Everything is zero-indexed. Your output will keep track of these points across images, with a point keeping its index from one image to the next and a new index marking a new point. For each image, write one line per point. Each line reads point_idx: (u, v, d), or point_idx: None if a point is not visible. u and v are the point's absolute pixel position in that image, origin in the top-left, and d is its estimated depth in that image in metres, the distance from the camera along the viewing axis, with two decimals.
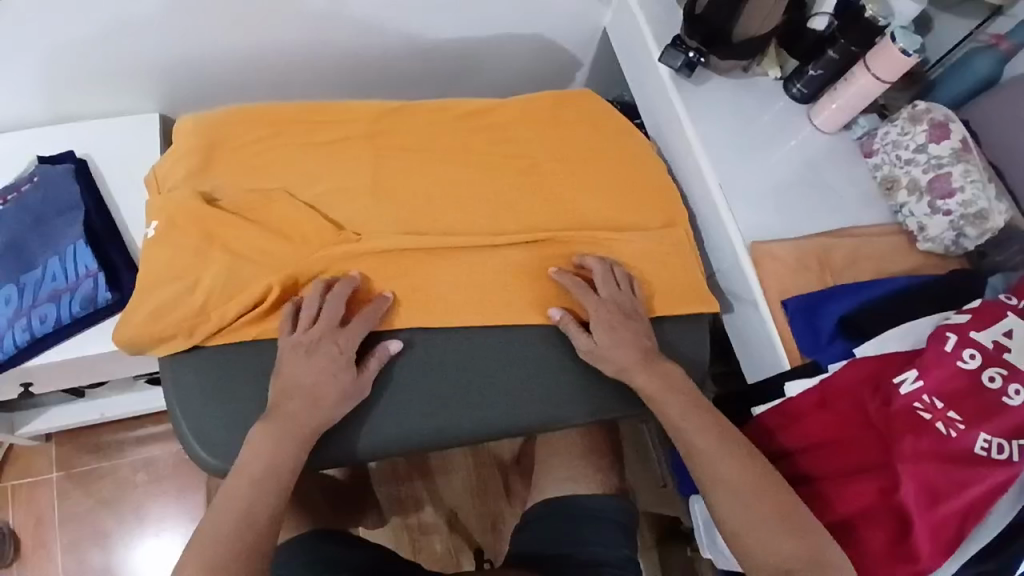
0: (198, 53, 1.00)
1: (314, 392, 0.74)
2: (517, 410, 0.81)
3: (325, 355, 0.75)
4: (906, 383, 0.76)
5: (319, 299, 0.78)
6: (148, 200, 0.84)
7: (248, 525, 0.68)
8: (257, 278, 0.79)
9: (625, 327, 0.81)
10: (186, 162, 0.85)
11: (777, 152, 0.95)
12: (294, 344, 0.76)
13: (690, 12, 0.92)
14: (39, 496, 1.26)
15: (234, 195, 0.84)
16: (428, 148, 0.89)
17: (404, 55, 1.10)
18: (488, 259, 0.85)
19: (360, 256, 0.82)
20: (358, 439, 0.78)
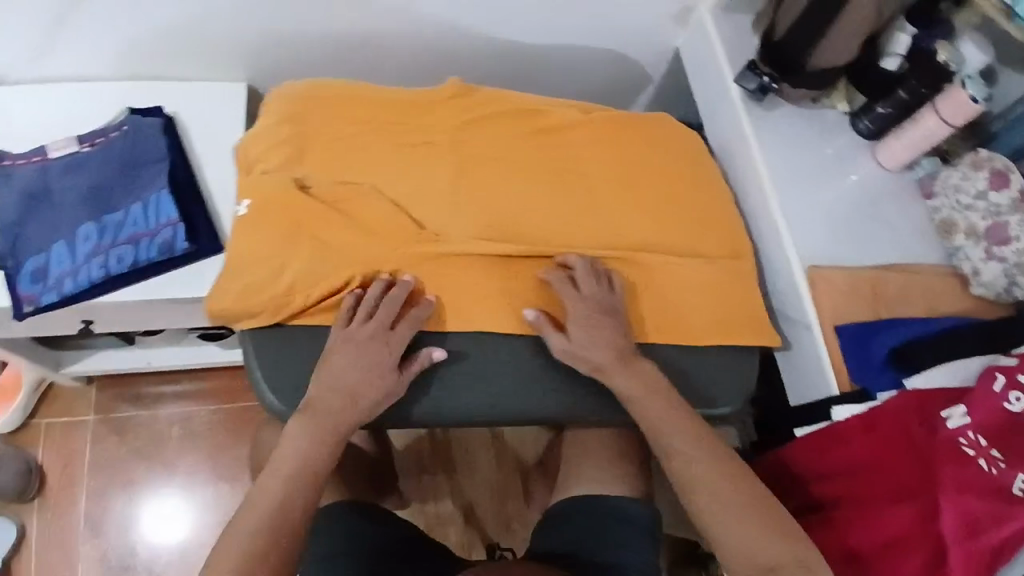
0: (288, 29, 1.04)
1: (350, 389, 0.77)
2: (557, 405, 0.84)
3: (372, 355, 0.78)
4: (953, 418, 0.79)
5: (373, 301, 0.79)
6: (239, 180, 0.85)
7: (277, 518, 0.73)
8: (336, 244, 0.82)
9: (597, 328, 0.82)
10: (278, 137, 0.85)
11: (837, 183, 0.97)
12: (343, 342, 0.78)
13: (768, 37, 0.95)
14: (73, 438, 1.29)
15: (326, 178, 0.85)
16: (502, 140, 0.92)
17: (480, 54, 1.14)
18: (556, 263, 0.87)
19: (436, 252, 0.84)
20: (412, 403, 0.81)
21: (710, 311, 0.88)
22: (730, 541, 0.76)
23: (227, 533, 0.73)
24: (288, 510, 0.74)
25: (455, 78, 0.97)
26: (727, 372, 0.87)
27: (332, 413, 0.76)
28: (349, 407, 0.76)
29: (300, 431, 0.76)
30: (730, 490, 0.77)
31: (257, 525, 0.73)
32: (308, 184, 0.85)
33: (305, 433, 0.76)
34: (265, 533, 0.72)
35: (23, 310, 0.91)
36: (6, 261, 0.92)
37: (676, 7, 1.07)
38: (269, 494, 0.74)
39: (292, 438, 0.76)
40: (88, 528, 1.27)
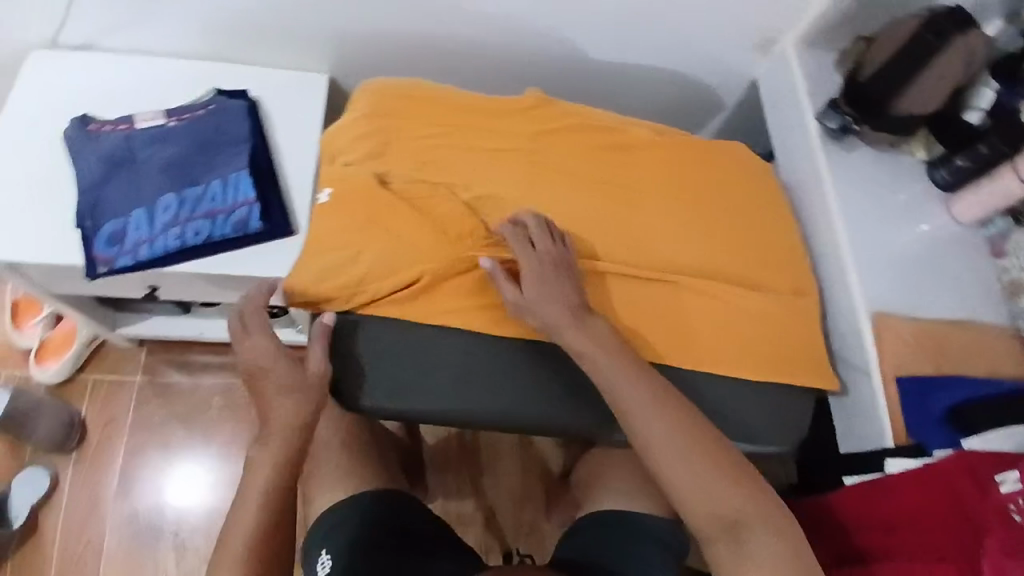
0: (377, 25, 1.06)
1: (292, 408, 0.77)
2: (551, 419, 0.83)
3: (306, 379, 0.78)
4: (1005, 483, 0.75)
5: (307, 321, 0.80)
6: (321, 169, 0.88)
7: (260, 528, 0.73)
8: (415, 243, 0.84)
9: (551, 291, 0.80)
10: (364, 131, 0.88)
11: (907, 231, 0.96)
12: (266, 364, 0.79)
13: (853, 78, 0.95)
14: (117, 397, 1.33)
15: (405, 175, 0.87)
16: (579, 154, 0.93)
17: (558, 67, 1.15)
18: (620, 281, 0.88)
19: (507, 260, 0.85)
20: (475, 401, 0.82)
21: (769, 346, 0.88)
22: (693, 500, 0.73)
23: (219, 549, 0.73)
24: (275, 515, 0.74)
25: (537, 89, 0.99)
26: (782, 409, 0.86)
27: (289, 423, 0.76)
28: (300, 411, 0.77)
29: (265, 448, 0.76)
30: (683, 446, 0.74)
31: (243, 539, 0.73)
32: (389, 178, 0.87)
33: (268, 448, 0.76)
34: (258, 539, 0.73)
35: (96, 269, 0.92)
36: (85, 220, 0.94)
37: (758, 38, 1.07)
38: (247, 510, 0.74)
39: (259, 457, 0.76)
40: (120, 485, 1.30)
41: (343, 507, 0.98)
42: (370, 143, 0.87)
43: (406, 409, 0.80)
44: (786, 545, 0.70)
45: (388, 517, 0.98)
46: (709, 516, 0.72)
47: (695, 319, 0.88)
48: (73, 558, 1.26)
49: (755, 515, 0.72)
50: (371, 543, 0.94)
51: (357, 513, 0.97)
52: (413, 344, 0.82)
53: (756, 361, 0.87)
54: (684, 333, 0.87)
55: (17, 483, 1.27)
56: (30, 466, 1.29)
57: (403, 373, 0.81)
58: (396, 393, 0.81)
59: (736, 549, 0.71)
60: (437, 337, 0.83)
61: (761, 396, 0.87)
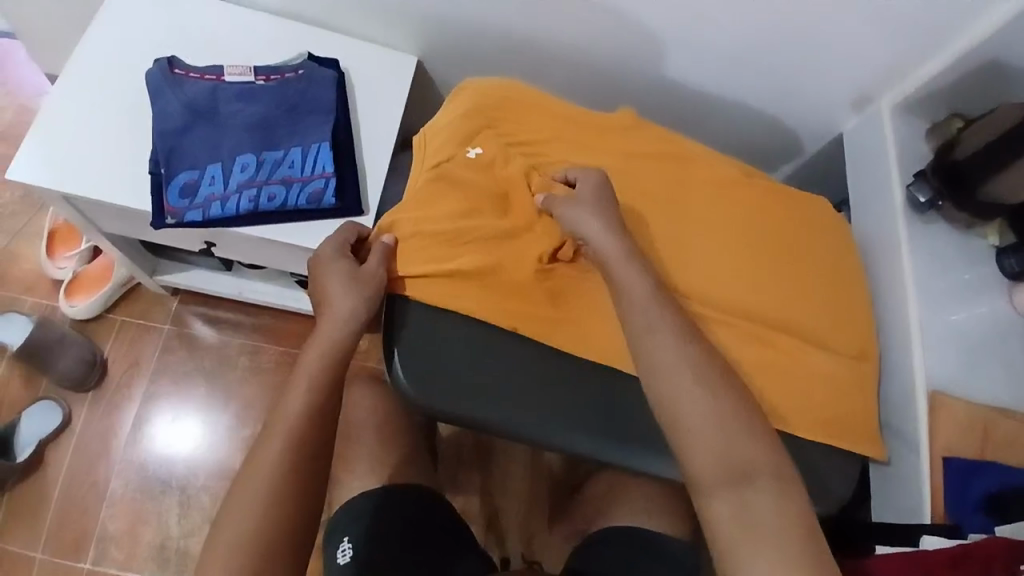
0: (482, 18, 1.05)
1: (337, 310, 0.78)
2: (599, 448, 0.83)
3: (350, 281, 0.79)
4: None
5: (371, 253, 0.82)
6: (416, 169, 0.88)
7: (293, 450, 0.73)
8: (513, 258, 0.85)
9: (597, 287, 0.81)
10: (462, 133, 0.88)
11: (975, 310, 0.96)
12: (324, 264, 0.82)
13: (946, 156, 0.97)
14: (143, 341, 1.32)
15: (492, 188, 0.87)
16: (673, 187, 0.93)
17: (652, 89, 1.15)
18: (704, 319, 0.88)
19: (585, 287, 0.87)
20: (515, 415, 0.81)
21: (831, 406, 0.88)
22: (703, 446, 0.70)
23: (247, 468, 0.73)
24: (305, 438, 0.73)
25: (632, 110, 0.99)
26: (832, 469, 0.87)
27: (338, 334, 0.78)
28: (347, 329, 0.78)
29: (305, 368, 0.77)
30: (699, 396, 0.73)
31: (272, 457, 0.72)
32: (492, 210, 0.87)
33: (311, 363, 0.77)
34: (286, 459, 0.72)
35: (164, 220, 0.91)
36: (159, 167, 0.92)
37: (853, 95, 1.07)
38: (269, 451, 0.72)
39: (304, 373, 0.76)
40: (132, 430, 1.28)
41: (371, 495, 0.94)
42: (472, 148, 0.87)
43: (463, 412, 0.80)
44: (788, 502, 0.67)
45: (416, 511, 0.94)
46: (717, 465, 0.69)
47: (765, 370, 0.87)
48: (75, 496, 1.24)
49: (765, 469, 0.69)
50: (393, 535, 0.90)
51: (381, 503, 0.93)
52: (480, 346, 0.83)
53: (820, 416, 0.88)
54: (754, 382, 0.87)
55: (31, 412, 1.26)
56: (43, 399, 1.27)
57: (466, 374, 0.82)
58: (457, 392, 0.81)
59: (738, 502, 0.67)
60: (505, 344, 0.83)
61: (814, 456, 0.87)
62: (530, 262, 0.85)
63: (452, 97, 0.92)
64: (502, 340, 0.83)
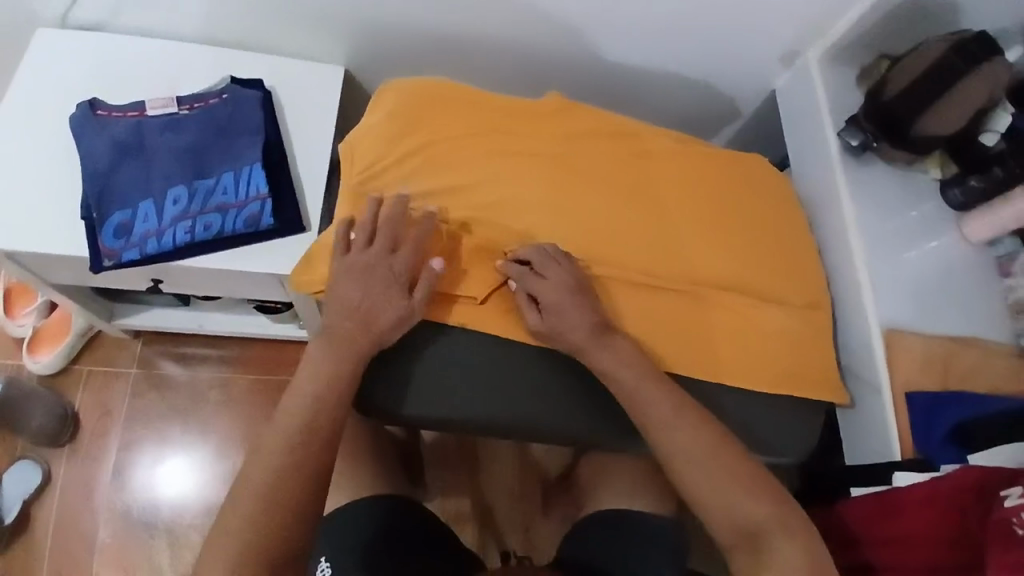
0: (400, 21, 1.05)
1: (360, 331, 0.77)
2: (579, 430, 0.85)
3: (380, 276, 0.79)
4: (1009, 497, 0.74)
5: (369, 218, 0.80)
6: (345, 177, 0.87)
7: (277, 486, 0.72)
8: (459, 264, 0.84)
9: (574, 303, 0.81)
10: (389, 137, 0.87)
11: (925, 248, 0.97)
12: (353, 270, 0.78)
13: (876, 97, 0.96)
14: (112, 389, 1.30)
15: (422, 186, 0.85)
16: (609, 163, 0.92)
17: (582, 69, 1.14)
18: (644, 291, 0.87)
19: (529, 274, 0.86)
20: (464, 408, 0.82)
21: (780, 358, 0.89)
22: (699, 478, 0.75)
23: (224, 524, 0.70)
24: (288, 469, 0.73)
25: (560, 92, 0.98)
26: (795, 422, 0.88)
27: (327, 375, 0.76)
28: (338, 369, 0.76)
29: (286, 416, 0.74)
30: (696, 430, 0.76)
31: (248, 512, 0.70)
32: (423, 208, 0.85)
33: (296, 411, 0.74)
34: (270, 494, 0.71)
35: (102, 262, 0.90)
36: (92, 211, 0.91)
37: (781, 50, 1.07)
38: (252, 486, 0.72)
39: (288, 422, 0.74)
40: (115, 477, 1.27)
41: (347, 509, 0.93)
42: (400, 149, 0.86)
43: (440, 418, 0.81)
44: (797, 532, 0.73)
45: (393, 521, 0.93)
46: (734, 527, 0.73)
47: (718, 333, 0.88)
48: (64, 552, 1.23)
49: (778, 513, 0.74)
50: (373, 546, 0.89)
51: (355, 517, 0.92)
52: (447, 353, 0.83)
53: (771, 369, 0.88)
54: (711, 347, 0.87)
55: (10, 474, 1.24)
56: (22, 459, 1.26)
57: (439, 381, 0.82)
58: (433, 401, 0.82)
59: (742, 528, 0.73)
60: (472, 347, 0.83)
61: (776, 412, 0.88)
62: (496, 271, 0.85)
63: (374, 101, 0.91)
64: (468, 344, 0.83)
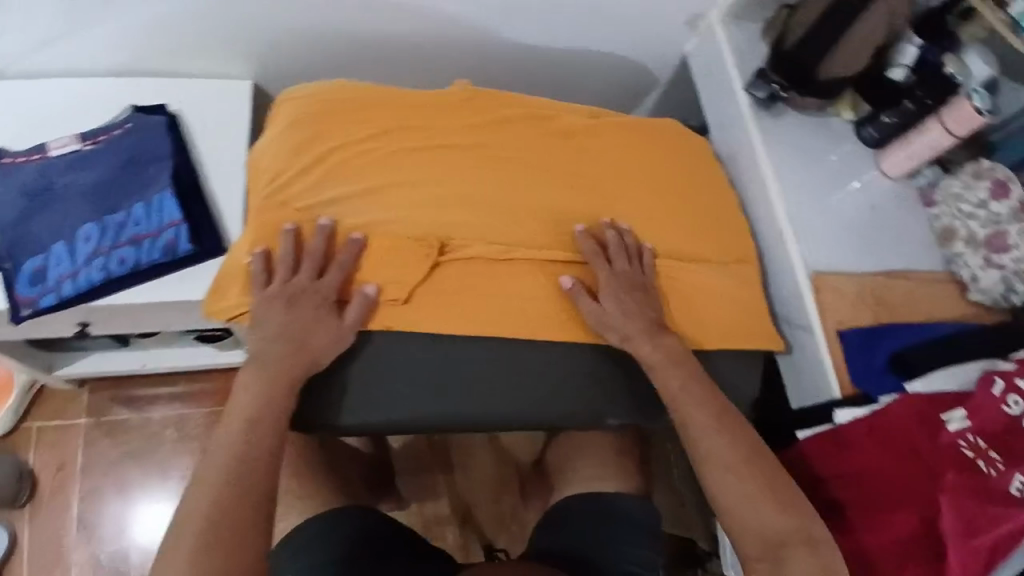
0: (300, 31, 1.03)
1: (289, 360, 0.75)
2: (554, 411, 0.83)
3: (307, 303, 0.78)
4: (954, 422, 0.80)
5: (291, 247, 0.79)
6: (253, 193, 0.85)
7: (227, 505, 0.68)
8: (377, 271, 0.81)
9: (637, 297, 0.85)
10: (293, 148, 0.85)
11: (848, 188, 0.99)
12: (278, 299, 0.77)
13: (778, 48, 0.97)
14: (65, 442, 1.27)
15: (332, 193, 0.84)
16: (523, 145, 0.92)
17: (493, 57, 1.14)
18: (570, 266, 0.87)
19: (450, 271, 0.84)
20: (394, 411, 0.79)
21: (711, 315, 0.89)
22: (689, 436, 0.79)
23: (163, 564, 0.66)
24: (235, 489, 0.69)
25: (466, 82, 0.97)
26: (736, 375, 0.89)
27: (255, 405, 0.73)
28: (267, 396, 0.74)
29: (215, 455, 0.71)
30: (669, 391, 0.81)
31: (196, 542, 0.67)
32: (334, 215, 0.84)
33: (226, 449, 0.71)
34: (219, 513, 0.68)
35: (22, 313, 0.88)
36: (4, 262, 0.89)
37: (684, 14, 1.08)
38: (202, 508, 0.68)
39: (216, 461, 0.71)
40: (80, 532, 1.23)
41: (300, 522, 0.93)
42: (307, 158, 0.85)
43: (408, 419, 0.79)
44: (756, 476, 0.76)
45: (341, 530, 0.91)
46: (763, 539, 0.74)
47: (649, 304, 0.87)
48: None
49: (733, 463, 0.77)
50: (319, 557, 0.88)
51: (304, 529, 0.91)
52: (399, 354, 0.81)
53: (702, 325, 0.88)
54: None
55: None
56: None
57: (396, 383, 0.80)
58: (392, 404, 0.79)
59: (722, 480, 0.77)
60: (423, 343, 0.81)
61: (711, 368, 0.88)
62: (419, 274, 0.82)
63: (273, 116, 0.91)
64: (417, 342, 0.81)
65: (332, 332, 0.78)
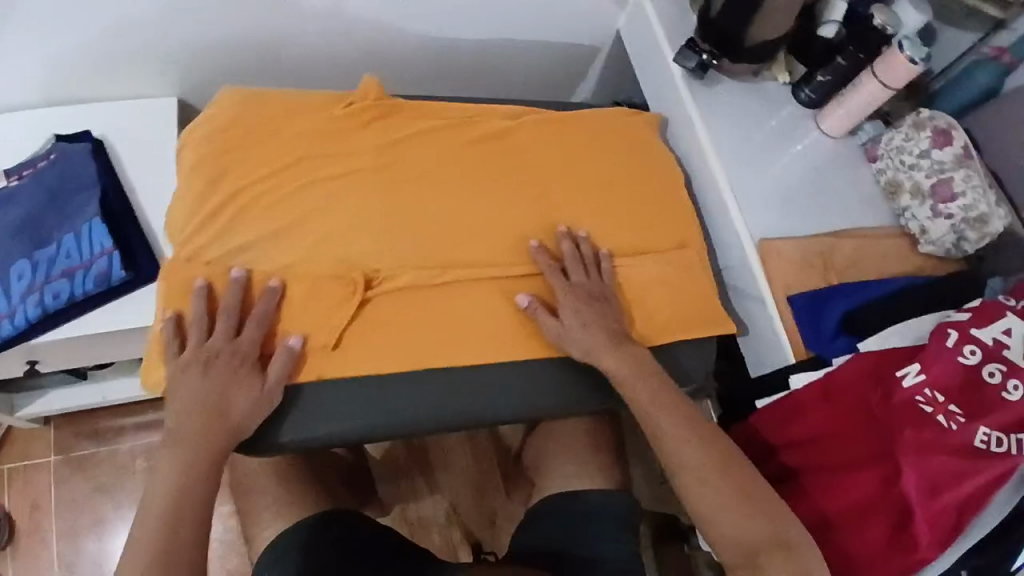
0: (221, 45, 1.01)
1: (210, 427, 0.72)
2: (517, 404, 0.82)
3: (223, 369, 0.74)
4: (908, 377, 0.78)
5: (203, 305, 0.76)
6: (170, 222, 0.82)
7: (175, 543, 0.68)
8: (302, 317, 0.78)
9: (596, 311, 0.82)
10: (207, 164, 0.82)
11: (791, 151, 1.00)
12: (193, 365, 0.74)
13: (705, 15, 0.95)
14: (36, 481, 1.25)
15: (241, 240, 0.79)
16: (454, 137, 0.88)
17: (425, 53, 1.12)
18: (503, 286, 0.84)
19: (381, 299, 0.80)
20: (338, 421, 0.77)
21: (655, 295, 0.88)
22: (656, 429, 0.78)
23: None
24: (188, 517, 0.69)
25: (366, 77, 0.91)
26: (691, 350, 0.89)
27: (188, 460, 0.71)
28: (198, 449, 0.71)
29: (151, 512, 0.69)
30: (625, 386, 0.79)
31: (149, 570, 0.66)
32: (244, 263, 0.79)
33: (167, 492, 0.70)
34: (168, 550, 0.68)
35: None
36: None
37: None
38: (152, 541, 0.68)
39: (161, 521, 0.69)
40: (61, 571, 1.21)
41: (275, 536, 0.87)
42: (225, 177, 0.82)
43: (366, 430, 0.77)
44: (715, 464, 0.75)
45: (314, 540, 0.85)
46: (741, 544, 0.73)
47: None
48: None
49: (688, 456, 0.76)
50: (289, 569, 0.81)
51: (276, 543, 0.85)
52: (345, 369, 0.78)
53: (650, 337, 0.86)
54: None
55: None
56: None
57: (346, 397, 0.77)
58: (346, 418, 0.77)
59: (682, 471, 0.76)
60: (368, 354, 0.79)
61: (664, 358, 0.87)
62: (348, 315, 0.78)
63: (183, 137, 0.85)
64: (361, 355, 0.78)
65: (254, 392, 0.74)
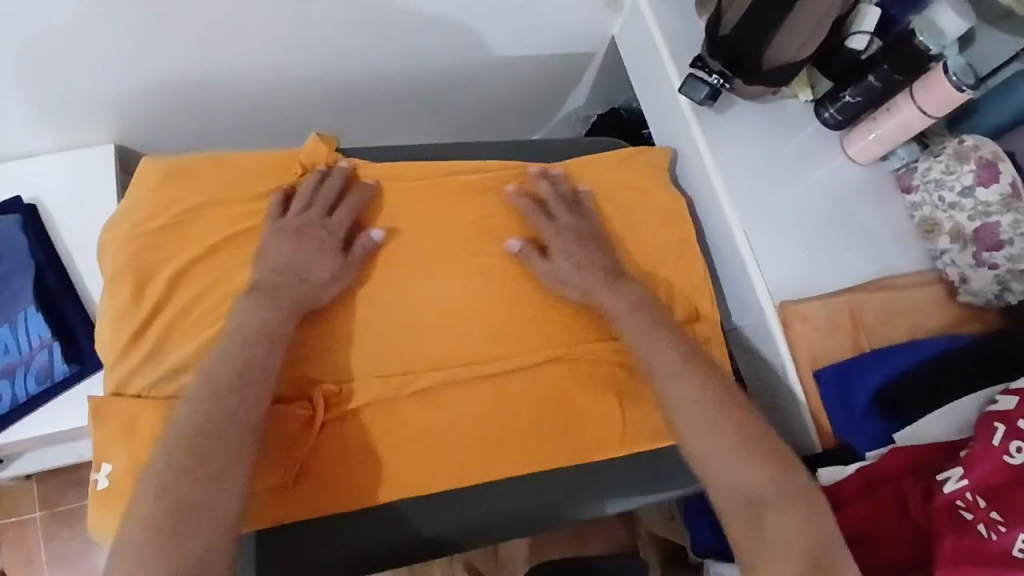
0: (159, 92, 0.88)
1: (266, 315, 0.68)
2: (535, 500, 0.76)
3: (312, 238, 0.73)
4: (949, 482, 0.69)
5: (314, 184, 0.76)
6: (105, 322, 0.72)
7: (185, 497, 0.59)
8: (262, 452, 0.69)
9: (584, 250, 0.78)
10: (140, 255, 0.72)
11: (811, 181, 0.88)
12: (273, 229, 0.73)
13: (713, 33, 0.82)
14: (24, 538, 1.21)
15: (177, 358, 0.70)
16: (429, 200, 0.80)
17: (394, 80, 0.99)
18: (489, 388, 0.76)
19: (358, 411, 0.72)
20: (315, 557, 0.70)
21: None
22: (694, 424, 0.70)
23: None
24: None
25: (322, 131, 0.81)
26: None
27: (196, 478, 0.60)
28: (207, 460, 0.61)
29: None
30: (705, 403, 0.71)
31: None
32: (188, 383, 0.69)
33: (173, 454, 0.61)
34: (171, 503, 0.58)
35: None
36: None
37: None
38: None
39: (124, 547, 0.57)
40: None
41: None
42: (165, 271, 0.72)
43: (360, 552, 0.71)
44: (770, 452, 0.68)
45: None
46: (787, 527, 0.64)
47: (578, 416, 0.77)
48: None
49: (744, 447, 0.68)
50: None
51: None
52: (323, 493, 0.70)
53: (646, 438, 0.78)
54: (567, 442, 0.76)
55: None
56: None
57: (333, 526, 0.71)
58: (328, 543, 0.71)
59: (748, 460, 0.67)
60: (349, 472, 0.71)
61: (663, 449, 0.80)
62: (309, 443, 0.70)
63: (110, 225, 0.75)
64: (339, 473, 0.71)
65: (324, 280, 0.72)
